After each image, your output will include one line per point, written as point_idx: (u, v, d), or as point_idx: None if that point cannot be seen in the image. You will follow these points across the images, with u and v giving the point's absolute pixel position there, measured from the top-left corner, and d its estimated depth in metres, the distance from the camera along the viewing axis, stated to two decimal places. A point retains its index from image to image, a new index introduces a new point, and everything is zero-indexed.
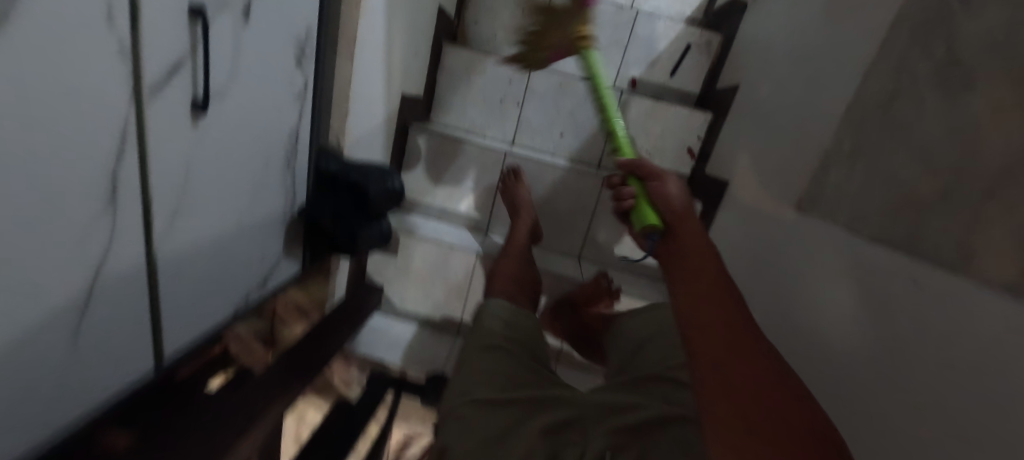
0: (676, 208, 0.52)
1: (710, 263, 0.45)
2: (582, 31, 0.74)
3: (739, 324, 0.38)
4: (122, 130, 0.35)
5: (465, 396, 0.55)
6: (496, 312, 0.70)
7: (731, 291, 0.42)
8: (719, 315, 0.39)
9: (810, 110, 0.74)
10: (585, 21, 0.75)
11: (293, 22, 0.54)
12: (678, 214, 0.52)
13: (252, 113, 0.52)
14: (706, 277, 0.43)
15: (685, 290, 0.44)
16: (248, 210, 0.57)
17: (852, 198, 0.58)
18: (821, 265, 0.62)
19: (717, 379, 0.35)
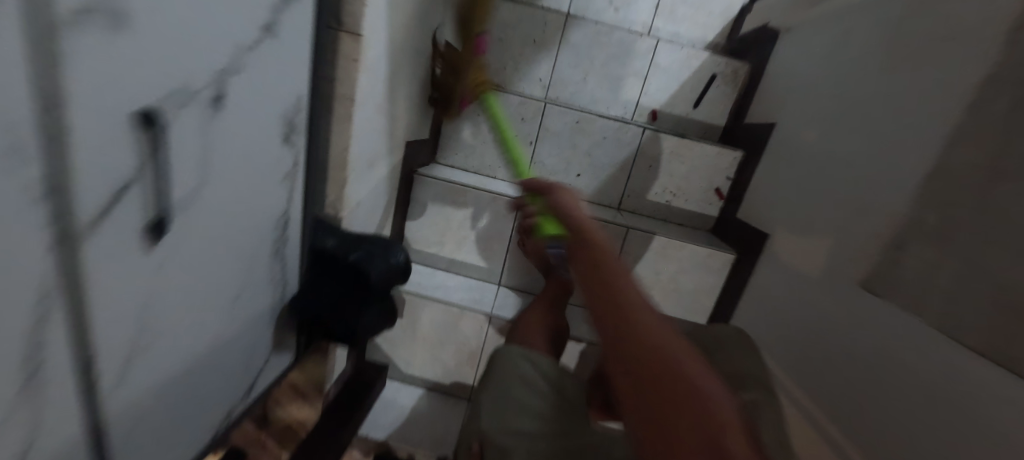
0: (573, 210, 0.51)
1: (603, 258, 0.42)
2: (479, 78, 0.83)
3: (639, 321, 0.36)
4: (51, 292, 0.26)
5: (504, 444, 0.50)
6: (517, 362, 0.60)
7: (631, 286, 0.39)
8: (625, 318, 0.36)
9: (869, 167, 0.65)
10: (480, 69, 0.83)
11: (279, 96, 0.45)
12: (579, 219, 0.49)
13: (229, 211, 0.43)
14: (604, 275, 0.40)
15: (589, 295, 0.40)
16: (229, 318, 0.47)
17: (938, 287, 0.50)
18: (908, 363, 0.52)
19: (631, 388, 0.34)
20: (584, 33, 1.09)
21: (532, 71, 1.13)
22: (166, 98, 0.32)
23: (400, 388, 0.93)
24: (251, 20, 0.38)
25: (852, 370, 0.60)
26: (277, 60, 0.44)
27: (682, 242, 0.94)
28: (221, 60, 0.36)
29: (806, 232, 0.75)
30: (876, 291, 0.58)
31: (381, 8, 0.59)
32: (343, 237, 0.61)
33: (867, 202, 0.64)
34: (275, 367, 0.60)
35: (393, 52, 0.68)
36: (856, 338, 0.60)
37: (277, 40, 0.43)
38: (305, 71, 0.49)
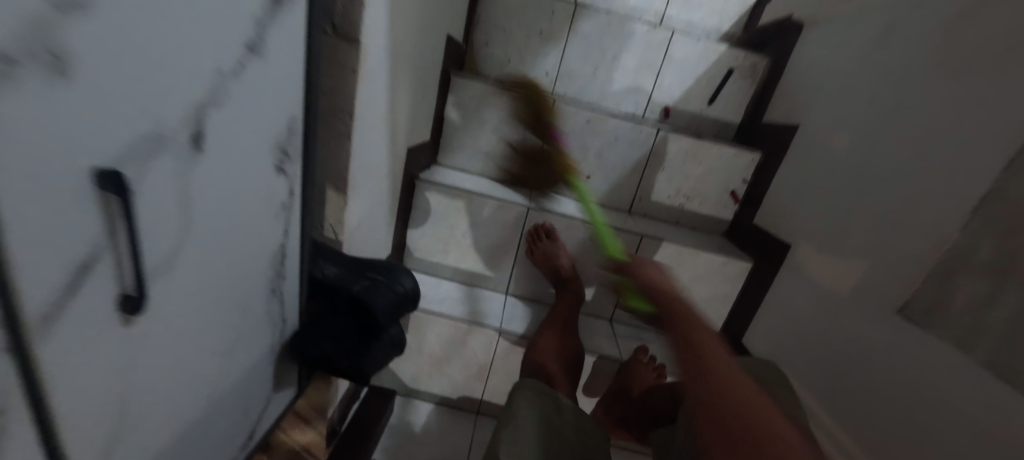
0: (663, 281, 0.66)
1: (689, 310, 0.57)
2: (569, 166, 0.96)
3: (725, 370, 0.47)
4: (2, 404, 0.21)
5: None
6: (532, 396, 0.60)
7: (710, 335, 0.53)
8: (711, 358, 0.49)
9: (909, 182, 0.61)
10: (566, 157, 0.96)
11: (268, 123, 0.39)
12: (669, 287, 0.64)
13: (215, 260, 0.37)
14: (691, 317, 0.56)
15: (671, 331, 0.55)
16: (227, 373, 0.42)
17: (991, 324, 0.46)
18: (945, 401, 0.50)
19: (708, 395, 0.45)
20: (595, 23, 1.02)
21: (539, 64, 1.06)
22: (129, 150, 0.26)
23: (406, 403, 0.90)
24: (233, 41, 0.32)
25: (885, 401, 0.57)
26: (264, 83, 0.37)
27: (698, 251, 0.90)
28: (197, 93, 0.30)
29: (835, 247, 0.71)
30: (917, 320, 0.55)
31: (381, 9, 0.53)
32: (346, 265, 0.56)
33: (908, 221, 0.60)
34: (276, 405, 0.55)
35: (395, 55, 0.61)
36: (888, 366, 0.57)
37: (265, 60, 0.36)
38: (299, 90, 0.43)
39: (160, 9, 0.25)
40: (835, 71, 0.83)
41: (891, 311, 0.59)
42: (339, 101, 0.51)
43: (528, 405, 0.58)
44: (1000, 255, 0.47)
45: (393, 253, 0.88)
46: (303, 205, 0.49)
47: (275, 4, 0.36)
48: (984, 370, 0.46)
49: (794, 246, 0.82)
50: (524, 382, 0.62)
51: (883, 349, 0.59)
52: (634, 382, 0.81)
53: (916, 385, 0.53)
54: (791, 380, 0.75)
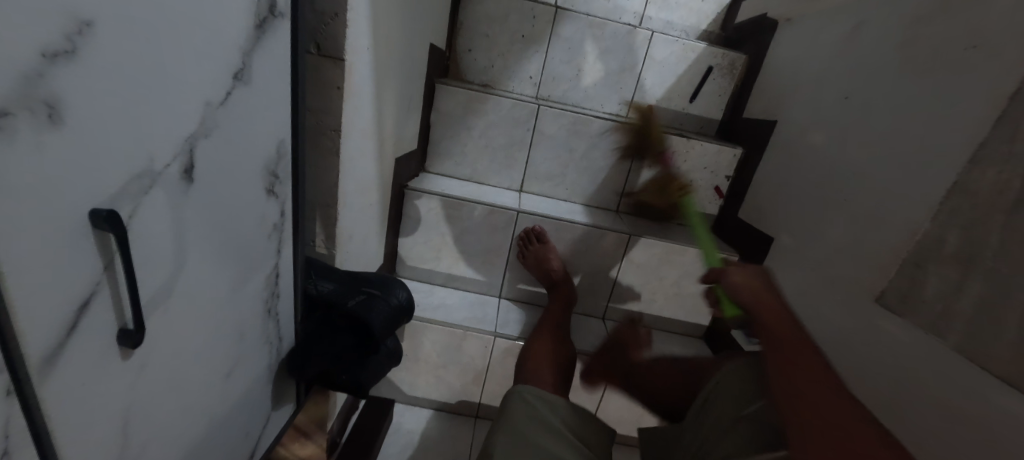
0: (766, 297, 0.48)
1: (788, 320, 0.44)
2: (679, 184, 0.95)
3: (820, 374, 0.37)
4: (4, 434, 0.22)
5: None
6: (529, 397, 0.62)
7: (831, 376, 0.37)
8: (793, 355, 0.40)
9: (881, 175, 0.64)
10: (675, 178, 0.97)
11: (258, 148, 0.40)
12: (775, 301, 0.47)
13: (211, 286, 0.37)
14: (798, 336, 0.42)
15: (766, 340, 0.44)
16: (226, 395, 0.42)
17: (958, 309, 0.49)
18: (919, 384, 0.52)
19: (806, 433, 0.34)
20: (576, 26, 1.03)
21: (522, 68, 1.07)
22: (122, 186, 0.26)
23: (404, 411, 0.90)
24: (219, 71, 0.33)
25: (865, 387, 0.59)
26: (252, 109, 0.38)
27: (685, 247, 0.92)
28: (187, 125, 0.31)
29: (815, 239, 0.74)
30: (892, 308, 0.57)
31: (365, 26, 0.53)
32: (341, 280, 0.56)
33: (881, 214, 0.62)
34: (276, 423, 0.55)
35: (380, 70, 0.62)
36: (865, 353, 0.60)
37: (251, 87, 0.37)
38: (287, 112, 0.44)
39: (147, 47, 0.26)
40: (808, 67, 0.86)
41: (868, 299, 0.61)
42: (326, 119, 0.52)
43: (557, 435, 0.56)
44: (964, 243, 0.50)
45: (385, 262, 0.89)
46: (295, 224, 0.49)
47: (259, 31, 0.36)
48: (950, 352, 0.49)
49: (776, 238, 0.84)
50: (524, 386, 0.64)
51: (862, 336, 0.61)
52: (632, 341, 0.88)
53: (895, 370, 0.56)
54: None
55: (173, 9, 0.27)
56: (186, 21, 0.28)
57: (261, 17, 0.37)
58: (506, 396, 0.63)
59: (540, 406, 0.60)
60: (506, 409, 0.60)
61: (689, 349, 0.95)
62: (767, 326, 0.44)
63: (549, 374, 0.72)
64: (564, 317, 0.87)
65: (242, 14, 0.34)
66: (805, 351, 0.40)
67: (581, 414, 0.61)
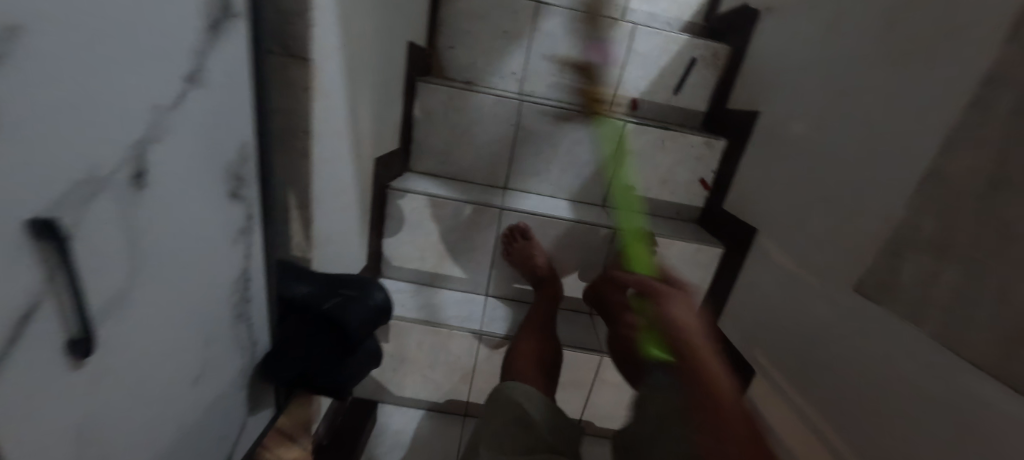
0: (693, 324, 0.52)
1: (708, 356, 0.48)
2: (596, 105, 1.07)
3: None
4: None
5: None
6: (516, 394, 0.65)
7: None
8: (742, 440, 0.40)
9: (859, 164, 0.63)
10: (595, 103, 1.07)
11: (216, 150, 0.39)
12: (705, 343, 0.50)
13: (170, 293, 0.37)
14: (735, 402, 0.43)
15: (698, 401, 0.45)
16: (195, 402, 0.42)
17: (934, 297, 0.49)
18: (898, 373, 0.52)
19: None
20: (558, 21, 1.03)
21: (505, 64, 1.06)
22: (63, 196, 0.25)
23: (392, 412, 0.90)
24: (168, 74, 0.32)
25: (845, 375, 0.59)
26: (207, 112, 0.37)
27: (671, 241, 0.92)
28: (132, 130, 0.30)
29: (797, 228, 0.74)
30: (871, 297, 0.57)
31: (333, 24, 0.53)
32: (316, 282, 0.56)
33: (859, 203, 0.62)
34: (253, 428, 0.54)
35: (352, 69, 0.61)
36: (845, 342, 0.60)
37: (207, 89, 0.36)
38: (248, 114, 0.43)
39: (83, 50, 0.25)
40: (788, 56, 0.85)
41: (848, 289, 0.61)
42: (295, 120, 0.51)
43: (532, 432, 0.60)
44: (939, 230, 0.50)
45: (370, 263, 0.88)
46: (264, 228, 0.49)
47: (212, 32, 0.36)
48: (927, 340, 0.49)
49: (760, 229, 0.84)
50: (510, 385, 0.66)
51: (843, 326, 0.61)
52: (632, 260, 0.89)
53: (874, 360, 0.55)
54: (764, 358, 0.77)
55: (109, 10, 0.26)
56: (123, 21, 0.28)
57: (214, 18, 0.36)
58: (497, 390, 0.67)
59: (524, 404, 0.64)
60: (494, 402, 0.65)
61: None
62: (718, 402, 0.43)
63: (534, 372, 0.72)
64: (550, 312, 0.87)
65: (192, 15, 0.33)
66: (748, 444, 0.40)
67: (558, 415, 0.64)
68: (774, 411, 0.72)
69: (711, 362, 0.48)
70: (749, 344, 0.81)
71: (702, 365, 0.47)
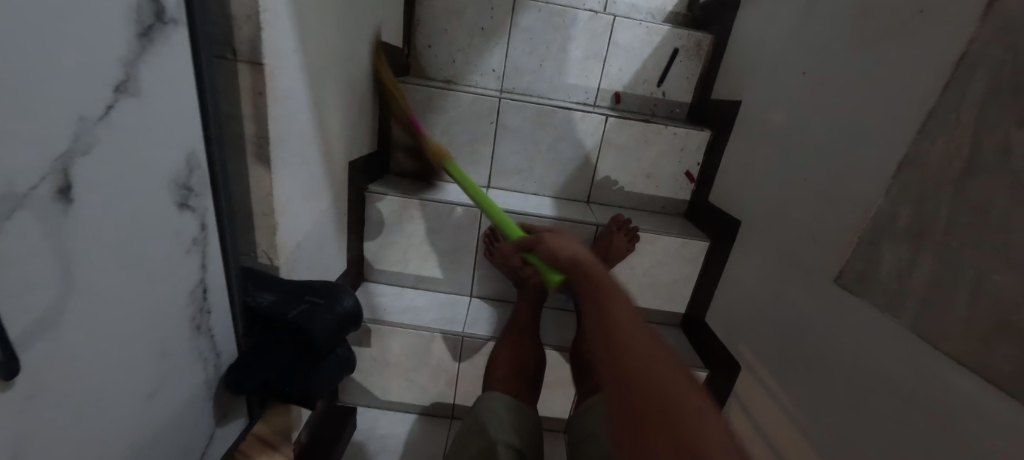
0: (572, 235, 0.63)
1: (624, 309, 0.42)
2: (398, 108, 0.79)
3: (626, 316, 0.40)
4: None
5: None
6: (495, 400, 0.67)
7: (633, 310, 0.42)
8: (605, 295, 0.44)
9: (837, 151, 0.62)
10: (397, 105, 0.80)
11: (157, 160, 0.38)
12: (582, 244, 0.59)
13: (111, 307, 0.36)
14: (595, 274, 0.49)
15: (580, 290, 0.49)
16: (149, 417, 0.41)
17: (911, 287, 0.47)
18: (877, 366, 0.51)
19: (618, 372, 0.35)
20: (536, 15, 1.01)
21: (484, 61, 1.05)
22: None
23: (378, 416, 0.90)
24: (92, 83, 0.31)
25: (827, 369, 0.58)
26: (143, 121, 0.36)
27: (656, 236, 0.91)
28: (55, 143, 0.29)
29: (779, 220, 0.72)
30: (851, 288, 0.55)
31: (289, 28, 0.52)
32: (281, 291, 0.55)
33: (838, 192, 0.60)
34: (224, 438, 0.54)
35: (315, 73, 0.60)
36: (827, 336, 0.59)
37: (140, 98, 0.35)
38: (194, 122, 0.42)
39: (2, 64, 0.24)
40: (768, 43, 0.83)
41: (828, 280, 0.59)
42: (252, 127, 0.50)
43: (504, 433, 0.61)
44: (913, 219, 0.48)
45: (350, 267, 0.87)
46: (221, 237, 0.48)
47: (145, 40, 0.35)
48: (905, 333, 0.48)
49: (743, 222, 0.82)
50: (486, 395, 0.68)
51: (824, 319, 0.59)
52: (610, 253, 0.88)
53: (856, 353, 0.54)
54: (748, 353, 0.76)
55: (28, 22, 0.25)
56: (41, 29, 0.26)
57: (146, 25, 0.35)
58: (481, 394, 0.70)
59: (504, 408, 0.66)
60: (477, 405, 0.67)
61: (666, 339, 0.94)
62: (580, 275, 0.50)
63: (515, 379, 0.72)
64: (533, 313, 0.87)
65: (119, 24, 0.33)
66: (608, 303, 0.43)
67: (527, 417, 0.66)
68: (760, 407, 0.70)
69: (616, 312, 0.41)
70: (735, 340, 0.80)
71: (606, 314, 0.41)
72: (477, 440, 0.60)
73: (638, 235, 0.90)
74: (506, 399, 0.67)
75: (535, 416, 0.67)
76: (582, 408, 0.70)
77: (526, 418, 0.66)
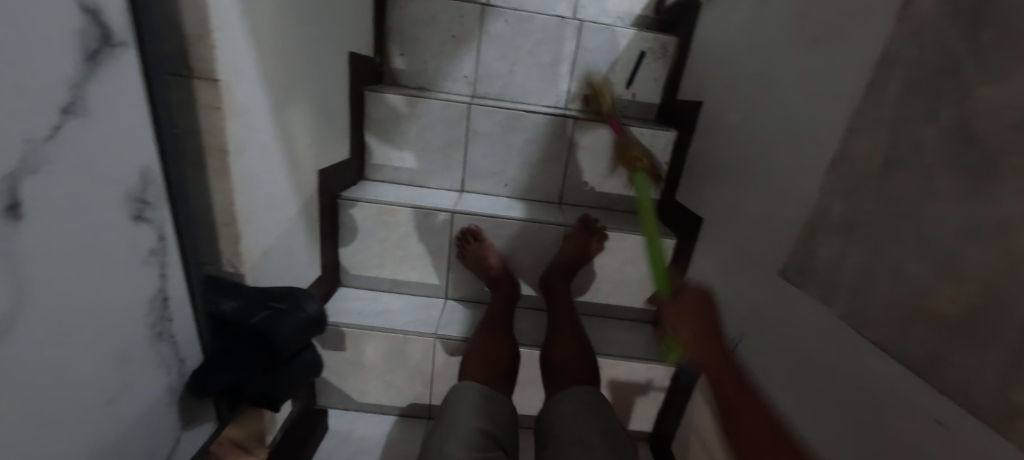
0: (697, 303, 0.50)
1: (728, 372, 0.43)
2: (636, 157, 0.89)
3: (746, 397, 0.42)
4: None
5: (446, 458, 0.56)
6: (476, 387, 0.70)
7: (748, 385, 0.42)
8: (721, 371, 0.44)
9: (782, 149, 0.64)
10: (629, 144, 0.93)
11: (110, 176, 0.40)
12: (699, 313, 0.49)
13: (66, 319, 0.37)
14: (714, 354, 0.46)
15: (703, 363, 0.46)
16: (108, 422, 0.42)
17: (842, 277, 0.49)
18: (817, 355, 0.53)
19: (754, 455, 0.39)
20: (504, 22, 1.04)
21: (456, 68, 1.07)
22: None
23: (356, 419, 0.91)
24: (43, 105, 0.33)
25: (778, 360, 0.60)
26: (90, 140, 0.38)
27: (624, 234, 0.93)
28: (10, 161, 0.30)
29: (734, 216, 0.74)
30: (793, 280, 0.57)
31: (245, 43, 0.54)
32: (245, 298, 0.57)
33: (784, 187, 0.62)
34: (192, 441, 0.56)
35: (277, 86, 0.62)
36: (776, 327, 0.61)
37: (90, 117, 0.37)
38: (146, 137, 0.44)
39: None
40: (725, 44, 0.86)
41: (775, 273, 0.62)
42: (211, 140, 0.52)
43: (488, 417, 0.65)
44: (842, 212, 0.51)
45: (325, 273, 0.89)
46: (180, 247, 0.50)
47: (91, 63, 0.37)
48: (837, 320, 0.50)
49: (705, 218, 0.85)
50: (462, 384, 0.70)
51: (773, 310, 0.62)
52: (578, 247, 0.92)
53: (800, 344, 0.56)
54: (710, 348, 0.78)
55: None
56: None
57: (92, 49, 0.37)
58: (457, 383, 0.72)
59: (484, 394, 0.69)
60: (456, 390, 0.70)
61: (637, 335, 0.96)
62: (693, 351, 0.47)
63: (490, 372, 0.74)
64: (506, 310, 0.89)
65: (65, 49, 0.34)
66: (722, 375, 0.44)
67: (501, 404, 0.69)
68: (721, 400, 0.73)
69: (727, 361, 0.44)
70: None
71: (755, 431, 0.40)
72: (453, 427, 0.61)
73: (606, 230, 0.94)
74: (480, 388, 0.70)
75: (508, 400, 0.70)
76: (554, 399, 0.71)
77: (498, 404, 0.68)
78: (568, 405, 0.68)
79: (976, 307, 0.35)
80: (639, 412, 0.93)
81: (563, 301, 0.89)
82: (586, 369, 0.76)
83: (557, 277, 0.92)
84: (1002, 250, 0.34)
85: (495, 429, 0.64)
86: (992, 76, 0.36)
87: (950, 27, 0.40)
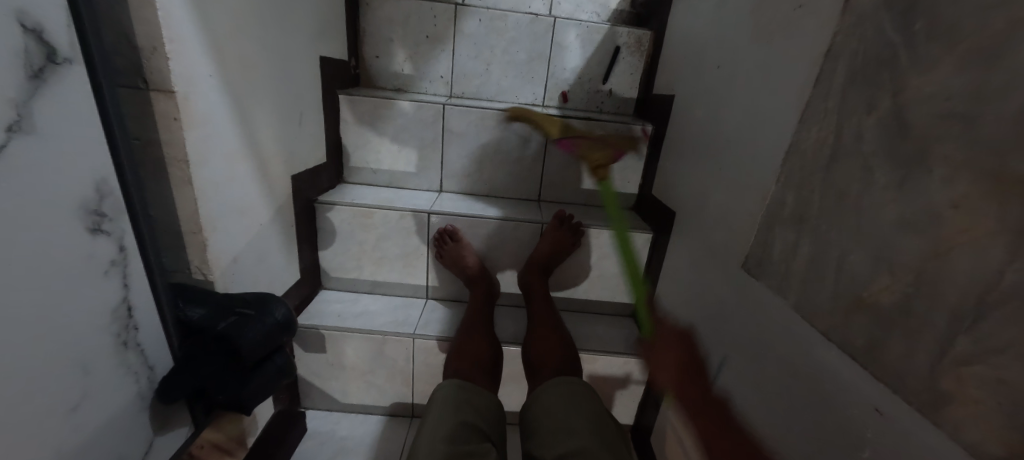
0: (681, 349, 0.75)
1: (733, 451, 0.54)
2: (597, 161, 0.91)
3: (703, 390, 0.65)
4: None
5: (428, 448, 0.57)
6: (463, 381, 0.71)
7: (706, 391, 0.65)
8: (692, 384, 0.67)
9: (742, 143, 0.65)
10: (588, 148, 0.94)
11: (64, 191, 0.41)
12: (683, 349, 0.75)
13: (29, 332, 0.38)
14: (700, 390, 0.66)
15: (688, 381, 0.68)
16: (75, 429, 0.44)
17: (794, 268, 0.50)
18: (773, 345, 0.54)
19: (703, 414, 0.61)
20: (478, 21, 1.04)
21: (432, 68, 1.08)
22: None
23: (340, 419, 0.93)
24: None
25: (739, 352, 0.61)
26: (41, 157, 0.38)
27: (600, 230, 0.94)
28: None
29: (702, 209, 0.75)
30: (753, 272, 0.58)
31: (202, 54, 0.54)
32: (214, 306, 0.59)
33: (745, 180, 0.63)
34: (168, 444, 0.57)
35: (240, 94, 0.63)
36: (739, 319, 0.62)
37: (39, 136, 0.38)
38: (101, 150, 0.45)
39: None
40: (693, 38, 0.86)
41: (738, 265, 0.62)
42: (172, 150, 0.53)
43: (475, 408, 0.66)
44: (793, 204, 0.51)
45: (305, 276, 0.91)
46: (142, 256, 0.51)
47: (37, 81, 0.37)
48: (789, 311, 0.51)
49: (677, 212, 0.85)
50: (443, 381, 0.71)
51: (736, 303, 0.62)
52: (553, 242, 0.92)
53: (758, 335, 0.57)
54: (682, 341, 0.80)
55: None
56: None
57: (37, 67, 0.37)
58: (442, 381, 0.72)
59: (469, 388, 0.69)
60: (442, 385, 0.70)
61: (615, 329, 0.97)
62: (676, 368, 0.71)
63: (471, 368, 0.75)
64: (485, 307, 0.90)
65: (12, 71, 0.35)
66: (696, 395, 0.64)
67: (485, 397, 0.70)
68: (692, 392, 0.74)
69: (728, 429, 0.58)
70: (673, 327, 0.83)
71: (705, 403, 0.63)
72: (437, 418, 0.62)
73: (583, 226, 0.94)
74: (461, 382, 0.70)
75: (490, 393, 0.70)
76: (536, 392, 0.71)
77: (481, 397, 0.69)
78: (550, 397, 0.68)
79: (908, 296, 0.36)
80: (619, 404, 0.94)
81: (540, 298, 0.90)
82: (563, 362, 0.76)
83: (534, 274, 0.93)
84: (932, 239, 0.34)
85: (482, 423, 0.64)
86: (922, 66, 0.36)
87: (886, 17, 0.41)
